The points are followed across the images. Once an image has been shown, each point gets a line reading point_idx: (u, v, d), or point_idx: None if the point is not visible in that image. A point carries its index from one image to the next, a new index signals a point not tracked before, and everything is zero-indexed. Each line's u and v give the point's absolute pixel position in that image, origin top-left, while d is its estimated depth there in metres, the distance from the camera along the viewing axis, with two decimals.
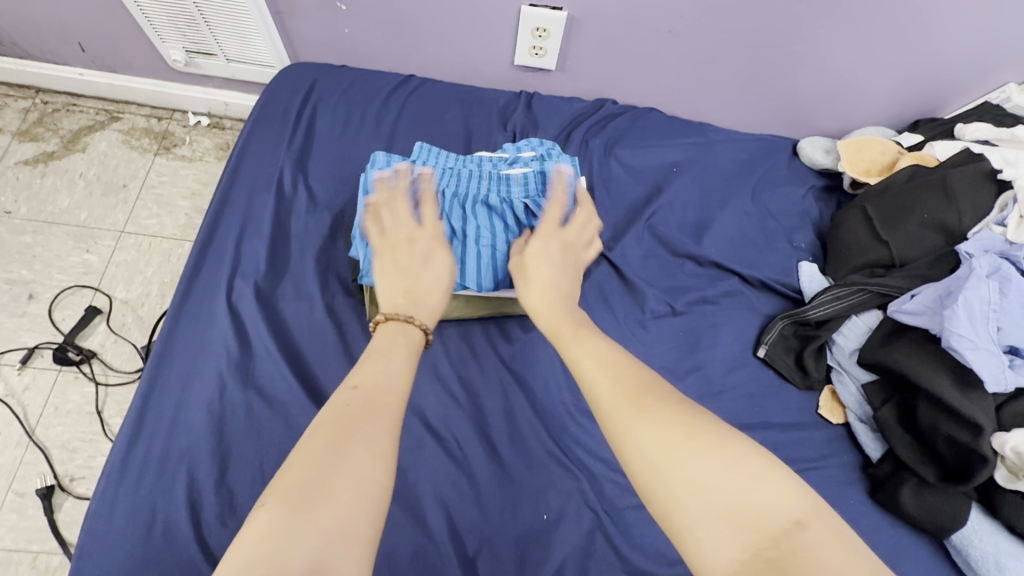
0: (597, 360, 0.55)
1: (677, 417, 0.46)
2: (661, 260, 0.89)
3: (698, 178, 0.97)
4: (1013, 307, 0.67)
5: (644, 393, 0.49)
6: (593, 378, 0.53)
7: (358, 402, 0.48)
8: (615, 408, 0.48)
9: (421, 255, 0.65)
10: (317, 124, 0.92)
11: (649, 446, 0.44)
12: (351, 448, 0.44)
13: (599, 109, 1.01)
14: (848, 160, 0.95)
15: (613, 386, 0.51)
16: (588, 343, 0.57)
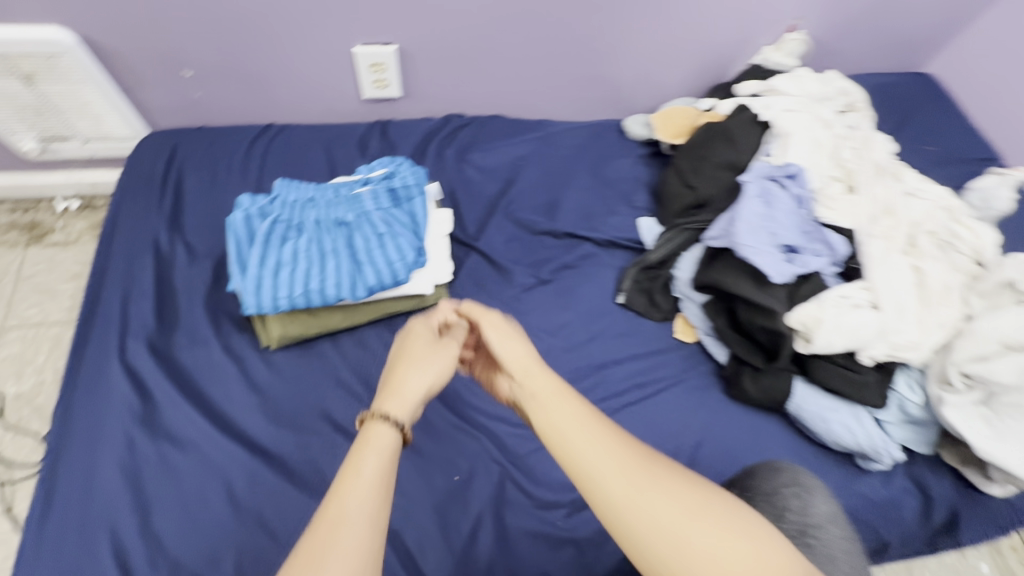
0: (575, 424, 0.56)
1: (663, 489, 0.51)
2: (523, 240, 1.02)
3: (545, 167, 1.12)
4: (779, 215, 0.85)
5: (625, 461, 0.53)
6: (572, 437, 0.55)
7: (351, 511, 0.48)
8: (601, 469, 0.52)
9: (424, 346, 0.63)
10: (184, 183, 0.98)
11: (647, 513, 0.49)
12: (336, 558, 0.45)
13: (447, 123, 1.14)
14: (661, 128, 1.12)
15: (597, 452, 0.53)
16: (558, 401, 0.58)
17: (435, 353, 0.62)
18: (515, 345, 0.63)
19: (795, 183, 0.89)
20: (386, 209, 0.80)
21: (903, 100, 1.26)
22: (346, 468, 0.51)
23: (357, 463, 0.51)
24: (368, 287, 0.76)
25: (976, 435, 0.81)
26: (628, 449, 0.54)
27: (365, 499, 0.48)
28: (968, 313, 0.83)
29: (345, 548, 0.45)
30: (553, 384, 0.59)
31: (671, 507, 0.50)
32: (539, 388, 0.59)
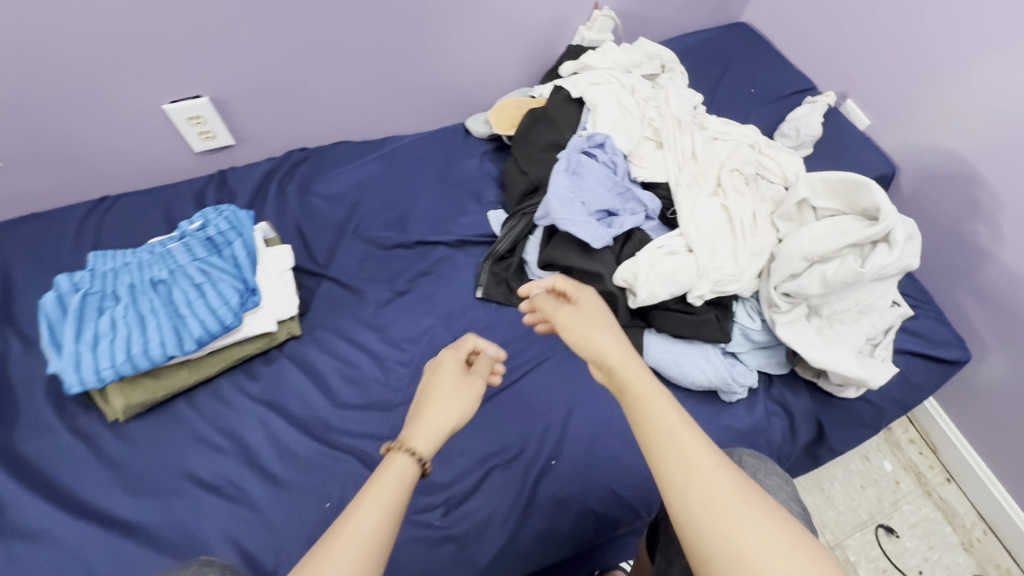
0: (664, 422, 0.55)
1: (731, 502, 0.49)
2: (375, 257, 1.03)
3: (391, 181, 1.14)
4: (592, 185, 0.89)
5: (702, 470, 0.51)
6: (655, 439, 0.54)
7: (394, 476, 0.56)
8: (674, 470, 0.52)
9: (454, 385, 0.69)
10: (13, 274, 0.96)
11: (713, 516, 0.48)
12: (356, 530, 0.49)
13: (287, 160, 1.15)
14: (497, 122, 1.16)
15: (675, 457, 0.52)
16: (653, 400, 0.57)
17: (457, 394, 0.68)
18: (596, 336, 0.66)
19: (603, 152, 0.94)
20: (202, 259, 0.80)
21: (722, 49, 1.33)
22: (381, 472, 0.56)
23: (386, 472, 0.56)
24: (195, 339, 0.76)
25: (809, 347, 0.86)
26: (707, 458, 0.52)
27: (394, 488, 0.54)
28: (779, 237, 0.90)
29: (366, 525, 0.50)
30: (648, 387, 0.58)
31: (739, 517, 0.48)
32: (630, 385, 0.60)
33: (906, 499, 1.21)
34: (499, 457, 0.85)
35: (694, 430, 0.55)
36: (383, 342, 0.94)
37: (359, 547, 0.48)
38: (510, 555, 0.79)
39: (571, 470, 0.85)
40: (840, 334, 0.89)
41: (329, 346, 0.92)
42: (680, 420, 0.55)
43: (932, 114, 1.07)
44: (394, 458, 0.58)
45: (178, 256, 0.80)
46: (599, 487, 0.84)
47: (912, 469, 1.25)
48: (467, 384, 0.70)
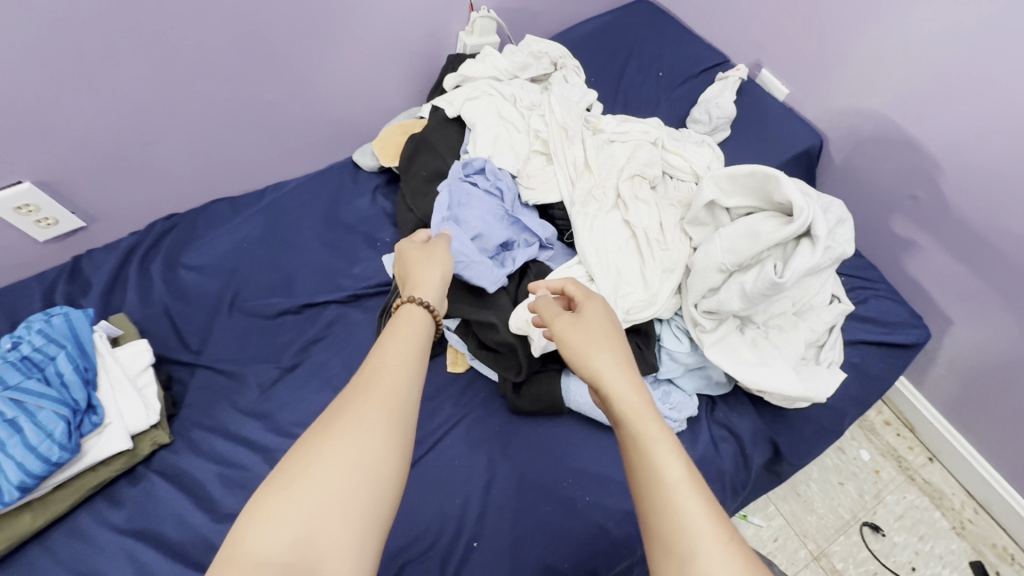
0: (665, 479, 0.44)
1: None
2: (258, 330, 0.91)
3: (271, 238, 1.01)
4: (473, 217, 0.79)
5: (700, 553, 0.39)
6: (646, 495, 0.44)
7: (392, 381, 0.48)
8: (671, 542, 0.41)
9: (433, 249, 0.68)
10: None
11: None
12: (348, 440, 0.43)
13: (150, 232, 1.02)
14: (382, 153, 1.04)
15: (665, 518, 0.42)
16: (655, 447, 0.46)
17: (434, 255, 0.67)
18: (594, 354, 0.54)
19: (483, 177, 0.85)
20: (12, 385, 0.68)
21: (623, 32, 1.21)
22: (402, 317, 0.56)
23: (407, 317, 0.56)
24: (16, 484, 0.64)
25: (742, 368, 0.75)
26: (704, 538, 0.40)
27: (414, 337, 0.53)
28: (693, 245, 0.79)
29: (379, 411, 0.45)
30: (651, 425, 0.47)
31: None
32: (628, 419, 0.48)
33: (889, 489, 1.12)
34: (411, 549, 0.74)
35: (700, 491, 0.43)
36: (270, 430, 0.82)
37: (373, 435, 0.43)
38: None
39: (495, 551, 0.74)
40: (776, 346, 0.78)
41: (207, 447, 0.80)
42: (682, 478, 0.43)
43: (851, 74, 0.97)
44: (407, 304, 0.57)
45: None
46: (529, 566, 0.73)
47: (891, 455, 1.16)
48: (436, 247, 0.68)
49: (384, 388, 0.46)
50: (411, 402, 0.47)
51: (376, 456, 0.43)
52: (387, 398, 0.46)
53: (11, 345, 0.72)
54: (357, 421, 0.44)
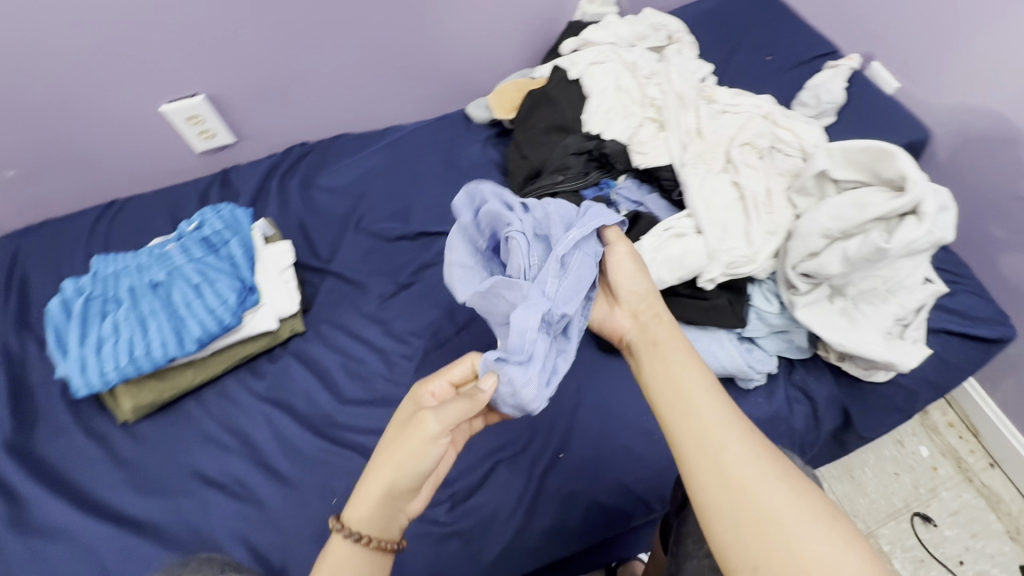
0: (680, 371, 0.63)
1: (728, 444, 0.56)
2: (379, 251, 1.02)
3: (392, 173, 1.12)
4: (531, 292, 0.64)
5: (701, 412, 0.59)
6: (667, 386, 0.63)
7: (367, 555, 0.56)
8: (678, 409, 0.60)
9: (412, 451, 0.55)
10: (29, 282, 0.98)
11: (708, 439, 0.57)
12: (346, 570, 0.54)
13: (289, 155, 1.15)
14: (496, 107, 1.12)
15: (674, 394, 0.62)
16: (673, 352, 0.65)
17: (405, 455, 0.55)
18: (637, 285, 0.73)
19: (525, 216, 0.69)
20: (198, 258, 0.81)
21: (734, 15, 1.25)
22: (333, 561, 0.54)
23: (341, 561, 0.54)
24: (196, 340, 0.77)
25: (830, 330, 0.81)
26: (714, 412, 0.59)
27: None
28: (796, 214, 0.84)
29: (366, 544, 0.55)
30: (676, 341, 0.67)
31: (732, 460, 0.55)
32: (657, 335, 0.68)
33: (944, 486, 1.14)
34: (505, 451, 0.83)
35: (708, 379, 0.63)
36: (387, 336, 0.93)
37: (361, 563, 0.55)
38: (515, 552, 0.77)
39: (579, 464, 0.82)
40: (865, 315, 0.82)
41: (332, 341, 0.92)
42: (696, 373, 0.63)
43: (967, 71, 0.98)
44: (336, 543, 0.56)
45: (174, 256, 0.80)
46: (608, 481, 0.81)
47: (951, 455, 1.17)
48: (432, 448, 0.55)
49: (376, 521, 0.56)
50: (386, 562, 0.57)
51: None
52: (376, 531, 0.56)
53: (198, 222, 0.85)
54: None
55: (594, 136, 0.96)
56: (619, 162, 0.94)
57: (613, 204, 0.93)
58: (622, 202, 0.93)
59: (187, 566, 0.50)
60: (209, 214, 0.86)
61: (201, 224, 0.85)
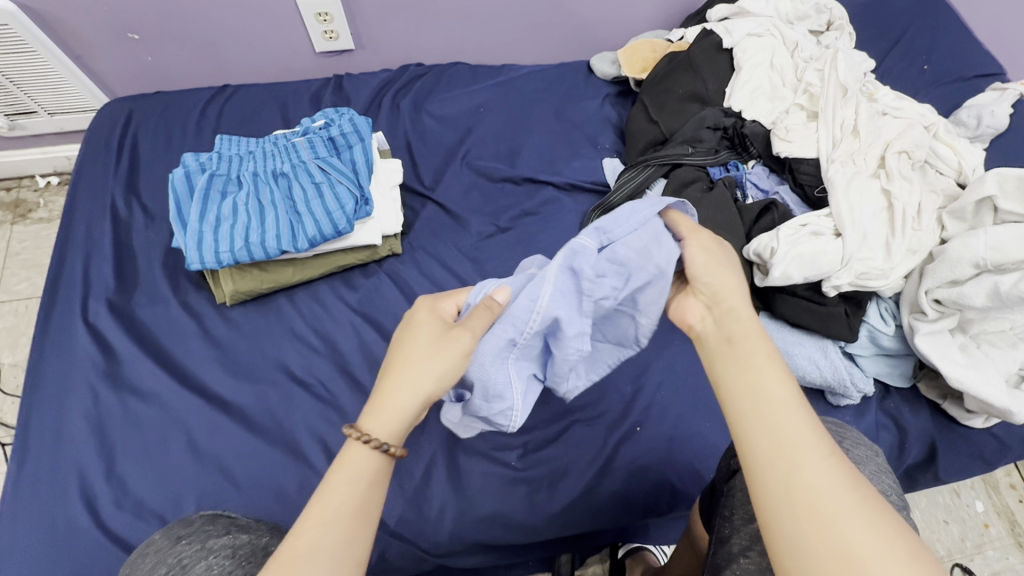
0: (772, 388, 0.50)
1: (837, 496, 0.43)
2: (481, 189, 0.98)
3: (505, 112, 1.07)
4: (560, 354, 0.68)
5: (795, 442, 0.46)
6: (757, 406, 0.49)
7: (348, 504, 0.48)
8: (765, 434, 0.47)
9: (426, 348, 0.55)
10: (139, 149, 0.99)
11: (803, 475, 0.45)
12: (323, 535, 0.46)
13: (404, 73, 1.11)
14: (626, 64, 1.06)
15: (760, 413, 0.48)
16: (765, 363, 0.52)
17: (417, 354, 0.55)
18: (726, 271, 0.58)
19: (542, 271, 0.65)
20: (322, 157, 0.84)
21: (896, 14, 1.14)
22: (337, 466, 0.50)
23: (348, 467, 0.50)
24: (308, 239, 0.79)
25: (949, 365, 0.76)
26: (817, 451, 0.46)
27: (352, 488, 0.49)
28: (943, 236, 0.79)
29: (343, 503, 0.48)
30: (763, 346, 0.53)
31: (840, 519, 0.42)
32: (743, 339, 0.54)
33: (993, 544, 1.11)
34: (583, 412, 0.82)
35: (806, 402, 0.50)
36: (480, 275, 0.90)
37: (341, 525, 0.47)
38: (580, 511, 0.77)
39: (655, 440, 0.80)
40: (989, 357, 0.77)
41: (426, 269, 0.90)
42: (792, 393, 0.50)
43: None
44: (346, 449, 0.51)
45: (300, 150, 0.84)
46: (682, 464, 0.80)
47: (1006, 515, 1.14)
48: (448, 343, 0.55)
49: (357, 481, 0.49)
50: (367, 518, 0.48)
51: (339, 552, 0.45)
52: (349, 496, 0.48)
53: (321, 127, 0.87)
54: (304, 571, 0.43)
55: (735, 113, 0.93)
56: (755, 146, 0.90)
57: (740, 188, 0.89)
58: (750, 188, 0.89)
59: (192, 525, 0.53)
60: (336, 117, 0.89)
61: (326, 125, 0.88)
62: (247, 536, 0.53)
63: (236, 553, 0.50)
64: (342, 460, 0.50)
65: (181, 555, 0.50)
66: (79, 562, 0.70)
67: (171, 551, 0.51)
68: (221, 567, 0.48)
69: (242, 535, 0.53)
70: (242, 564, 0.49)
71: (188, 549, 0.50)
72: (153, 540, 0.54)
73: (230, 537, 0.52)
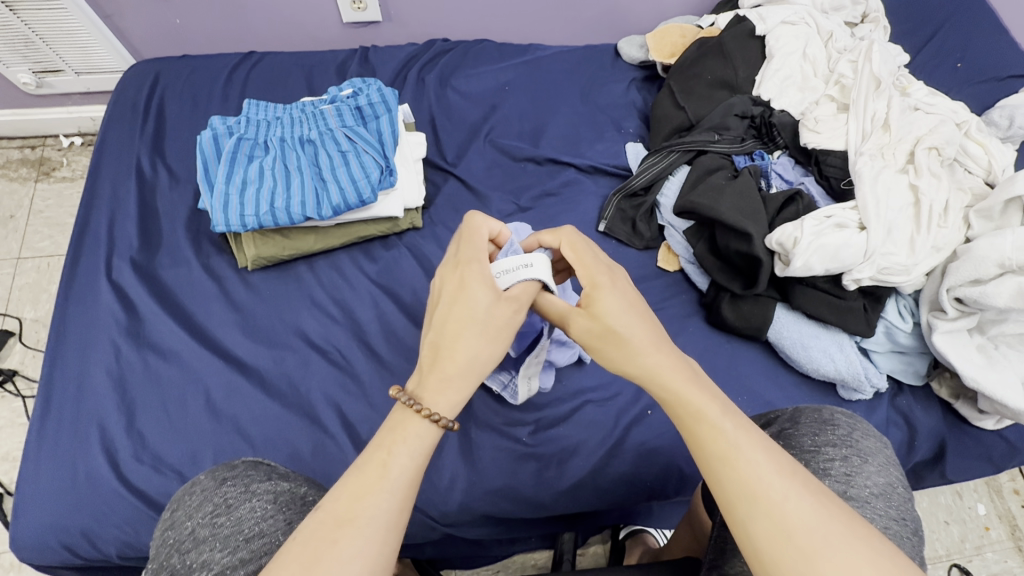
0: (730, 436, 0.48)
1: (816, 536, 0.42)
2: (503, 167, 0.98)
3: (530, 91, 1.06)
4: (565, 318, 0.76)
5: (762, 490, 0.45)
6: (712, 461, 0.48)
7: (398, 471, 0.48)
8: (733, 487, 0.46)
9: (481, 326, 0.55)
10: (166, 111, 1.00)
11: (778, 522, 0.43)
12: (377, 497, 0.46)
13: (430, 48, 1.11)
14: (655, 49, 1.04)
15: (724, 470, 0.47)
16: (712, 413, 0.50)
17: (475, 330, 0.54)
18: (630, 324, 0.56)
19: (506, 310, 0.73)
20: (349, 126, 0.85)
21: (934, 8, 1.11)
22: (393, 433, 0.50)
23: (405, 433, 0.50)
24: (332, 207, 0.80)
25: (965, 364, 0.75)
26: (792, 493, 0.44)
27: (412, 456, 0.49)
28: (968, 235, 0.79)
29: (401, 473, 0.48)
30: (704, 389, 0.52)
31: (823, 557, 0.41)
32: (681, 387, 0.52)
33: (992, 547, 1.12)
34: (596, 392, 0.83)
35: (758, 436, 0.48)
36: None
37: (393, 491, 0.46)
38: (588, 488, 0.78)
39: (666, 424, 0.81)
40: (1006, 358, 0.76)
41: (445, 243, 0.90)
42: (742, 431, 0.49)
43: None
44: (403, 415, 0.51)
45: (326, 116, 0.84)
46: (690, 449, 0.80)
47: (1008, 519, 1.14)
48: (494, 316, 0.55)
49: (415, 445, 0.50)
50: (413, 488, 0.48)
51: (382, 516, 0.45)
52: (402, 466, 0.48)
53: (349, 96, 0.88)
54: (355, 528, 0.44)
55: (763, 102, 0.93)
56: (782, 136, 0.90)
57: (764, 177, 0.89)
58: (775, 178, 0.88)
59: (236, 470, 0.56)
60: (364, 87, 0.89)
61: (354, 95, 0.89)
62: (286, 485, 0.55)
63: (277, 500, 0.53)
64: (393, 424, 0.51)
65: (227, 495, 0.52)
66: (102, 509, 0.72)
67: (218, 491, 0.53)
68: (264, 511, 0.51)
69: (282, 483, 0.56)
70: (282, 511, 0.52)
71: (234, 490, 0.53)
72: (199, 479, 0.56)
73: (271, 484, 0.55)
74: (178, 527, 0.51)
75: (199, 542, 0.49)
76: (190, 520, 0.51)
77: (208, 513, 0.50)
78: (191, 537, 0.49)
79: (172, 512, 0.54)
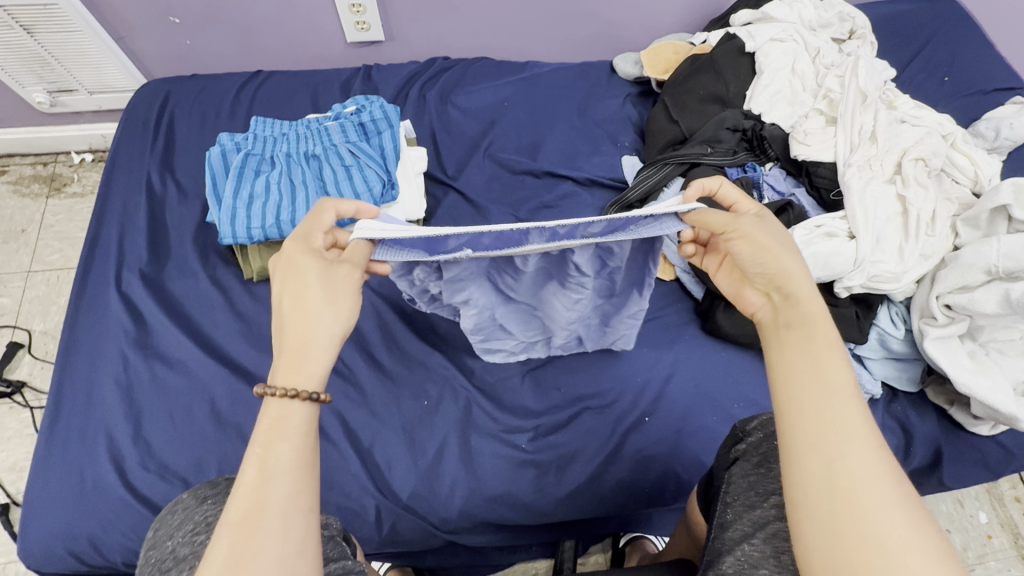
0: (830, 381, 0.46)
1: (876, 496, 0.40)
2: (502, 180, 1.01)
3: (528, 106, 1.09)
4: (613, 262, 0.65)
5: (848, 436, 0.43)
6: (803, 393, 0.46)
7: (285, 462, 0.46)
8: (813, 422, 0.44)
9: (321, 291, 0.53)
10: (176, 127, 1.03)
11: (846, 467, 0.42)
12: (273, 494, 0.44)
13: (431, 66, 1.14)
14: (649, 65, 1.08)
15: (812, 404, 0.45)
16: (822, 354, 0.47)
17: (317, 300, 0.52)
18: (782, 258, 0.54)
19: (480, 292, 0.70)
20: (353, 141, 0.88)
21: (919, 26, 1.15)
22: (268, 427, 0.47)
23: (285, 424, 0.48)
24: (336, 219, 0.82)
25: (956, 369, 0.77)
26: (865, 452, 0.42)
27: (292, 446, 0.47)
28: (956, 243, 0.80)
29: (289, 465, 0.46)
30: (825, 332, 0.49)
31: (874, 514, 0.40)
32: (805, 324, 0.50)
33: (995, 556, 1.12)
34: (594, 400, 0.84)
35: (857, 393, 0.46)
36: None
37: (282, 486, 0.45)
38: (586, 495, 0.79)
39: (663, 431, 0.82)
40: (997, 363, 0.78)
41: None
42: (849, 383, 0.46)
43: None
44: (269, 408, 0.48)
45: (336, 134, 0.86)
46: (688, 456, 0.80)
47: (1010, 527, 1.14)
48: (329, 280, 0.53)
49: (296, 436, 0.48)
50: (309, 472, 0.47)
51: (288, 506, 0.45)
52: (286, 461, 0.46)
53: (353, 112, 0.91)
54: (265, 528, 0.43)
55: (754, 116, 0.95)
56: (773, 148, 0.92)
57: (757, 188, 0.90)
58: (767, 189, 0.90)
59: (219, 487, 0.57)
60: (367, 103, 0.93)
61: (358, 111, 0.92)
62: None
63: None
64: (268, 421, 0.48)
65: (207, 514, 0.54)
66: (109, 517, 0.73)
67: (198, 509, 0.55)
68: None
69: None
70: None
71: (213, 509, 0.54)
72: (182, 497, 0.57)
73: None
74: (161, 546, 0.53)
75: (179, 560, 0.51)
76: (172, 539, 0.53)
77: (189, 532, 0.53)
78: (172, 555, 0.52)
79: (157, 530, 0.56)
